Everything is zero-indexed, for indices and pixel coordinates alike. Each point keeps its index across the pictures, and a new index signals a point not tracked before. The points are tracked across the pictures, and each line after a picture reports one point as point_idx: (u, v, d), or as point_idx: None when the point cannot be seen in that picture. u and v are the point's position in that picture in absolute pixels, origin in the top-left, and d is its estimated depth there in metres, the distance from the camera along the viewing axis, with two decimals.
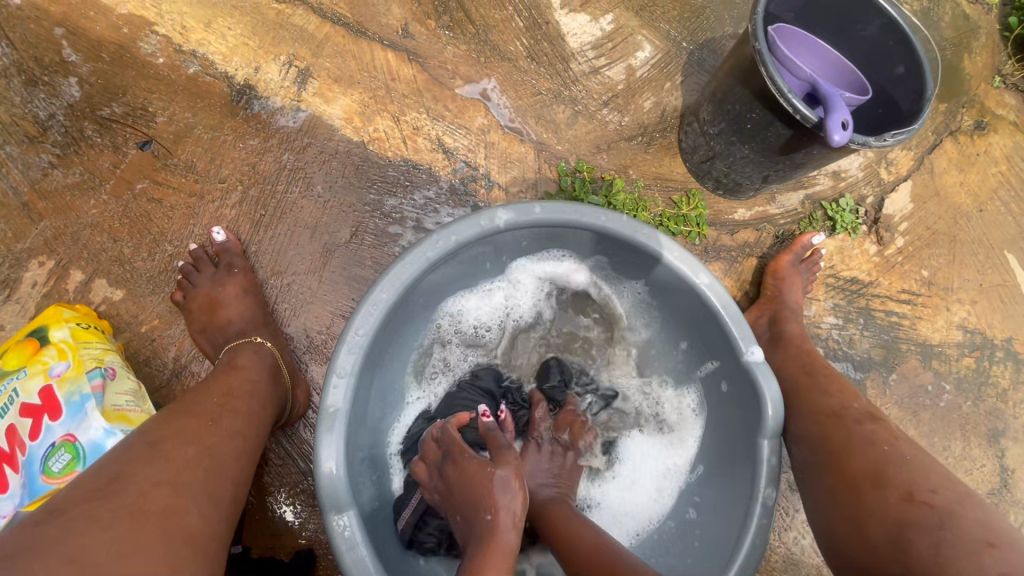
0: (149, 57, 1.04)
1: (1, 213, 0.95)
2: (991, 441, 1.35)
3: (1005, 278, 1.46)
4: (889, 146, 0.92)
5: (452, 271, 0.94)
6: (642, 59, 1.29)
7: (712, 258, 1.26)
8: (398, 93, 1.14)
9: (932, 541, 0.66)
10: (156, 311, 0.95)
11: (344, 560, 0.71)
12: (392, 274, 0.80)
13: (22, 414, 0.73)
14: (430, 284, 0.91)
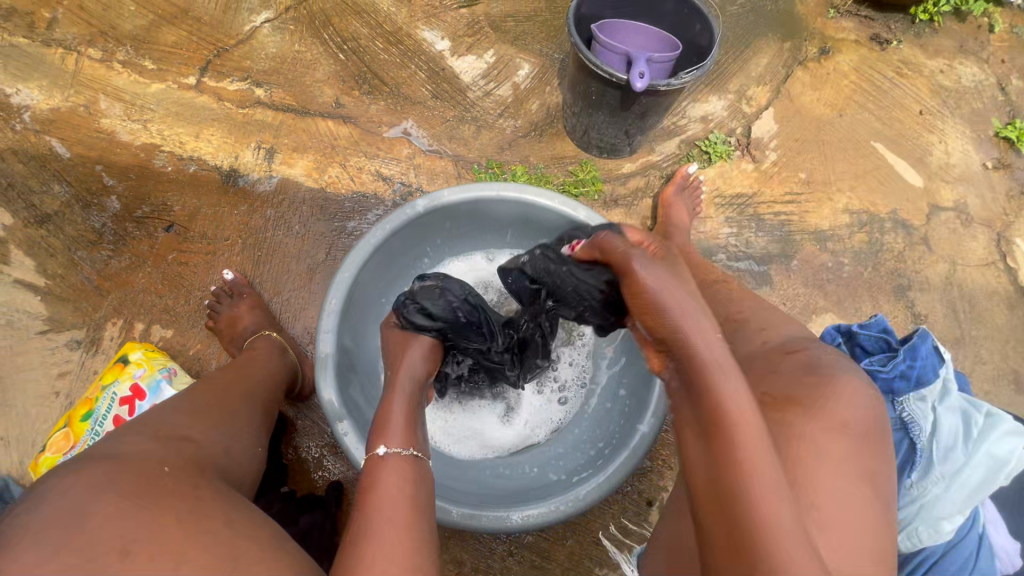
0: (162, 168, 1.45)
1: (81, 296, 1.32)
2: (898, 295, 1.58)
3: (878, 163, 1.71)
4: (687, 82, 1.22)
5: (400, 255, 1.27)
6: (523, 75, 1.65)
7: (612, 207, 1.57)
8: (341, 147, 1.52)
9: (732, 336, 0.94)
10: (199, 337, 1.31)
11: (351, 453, 1.01)
12: (348, 261, 1.13)
13: (120, 405, 1.08)
14: (384, 267, 1.24)
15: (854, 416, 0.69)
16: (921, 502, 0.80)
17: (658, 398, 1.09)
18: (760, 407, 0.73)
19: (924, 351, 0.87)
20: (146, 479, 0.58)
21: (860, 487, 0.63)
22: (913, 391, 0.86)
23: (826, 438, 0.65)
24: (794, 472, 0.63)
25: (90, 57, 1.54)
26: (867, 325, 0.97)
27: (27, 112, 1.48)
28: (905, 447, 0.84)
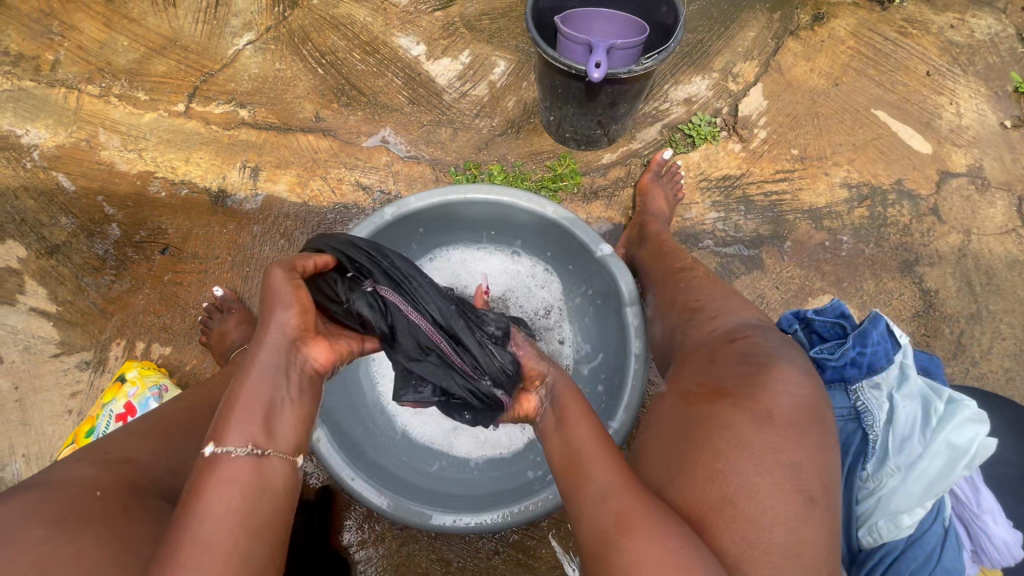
0: (156, 194, 1.53)
1: (88, 320, 1.42)
2: (905, 271, 1.48)
3: (880, 131, 1.60)
4: (647, 67, 1.19)
5: None
6: (499, 73, 1.63)
7: (592, 199, 1.55)
8: (322, 160, 1.56)
9: (684, 328, 0.91)
10: (194, 352, 1.40)
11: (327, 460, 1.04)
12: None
13: (115, 422, 1.15)
14: None
15: (782, 404, 0.65)
16: (877, 495, 0.79)
17: (631, 393, 1.08)
18: (692, 402, 0.71)
19: (874, 336, 0.85)
20: (75, 508, 0.62)
21: (784, 479, 0.60)
22: (866, 378, 0.85)
23: (749, 429, 0.63)
24: (712, 467, 0.62)
25: (89, 93, 1.60)
26: (822, 311, 0.94)
27: (36, 150, 1.56)
28: (859, 437, 0.84)
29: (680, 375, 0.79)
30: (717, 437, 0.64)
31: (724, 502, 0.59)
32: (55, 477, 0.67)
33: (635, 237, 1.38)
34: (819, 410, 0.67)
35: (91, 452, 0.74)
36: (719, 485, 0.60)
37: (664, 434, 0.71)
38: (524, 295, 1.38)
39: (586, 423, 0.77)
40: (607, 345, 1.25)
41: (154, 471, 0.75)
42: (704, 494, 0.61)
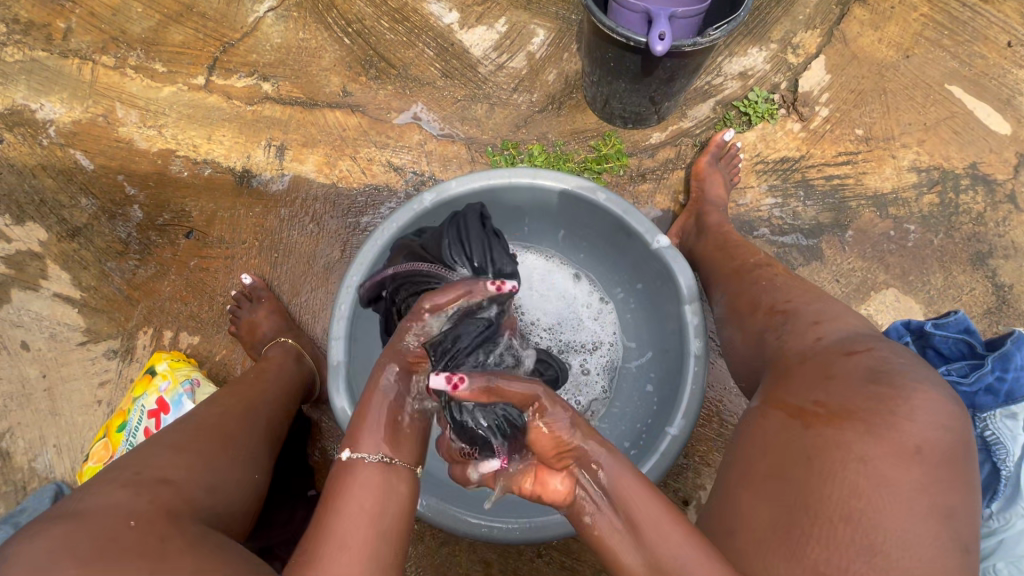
0: (178, 173, 1.45)
1: (114, 307, 1.37)
2: (977, 264, 1.38)
3: (954, 109, 1.46)
4: (715, 39, 1.07)
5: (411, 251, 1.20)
6: (538, 43, 1.50)
7: (640, 181, 1.45)
8: (350, 138, 1.47)
9: (778, 335, 0.83)
10: (223, 342, 1.35)
11: None
12: (358, 261, 1.06)
13: (148, 417, 1.11)
14: None
15: (933, 436, 0.58)
16: (1001, 537, 0.75)
17: (690, 396, 1.01)
18: (811, 424, 0.64)
19: (1019, 361, 0.77)
20: (109, 539, 0.56)
21: (941, 527, 0.55)
22: (1001, 407, 0.79)
23: (894, 467, 0.57)
24: (850, 506, 0.57)
25: (103, 65, 1.51)
26: (943, 324, 0.86)
27: (52, 126, 1.48)
28: (986, 471, 0.79)
29: (786, 386, 0.72)
30: (853, 473, 0.58)
31: (871, 552, 0.54)
32: (85, 504, 0.61)
33: (693, 229, 1.28)
34: (966, 442, 0.60)
35: (128, 469, 0.69)
36: (863, 531, 0.56)
37: (779, 462, 0.65)
38: (573, 322, 1.29)
39: (651, 502, 0.67)
40: (656, 342, 1.19)
41: (193, 490, 0.70)
42: (840, 539, 0.56)
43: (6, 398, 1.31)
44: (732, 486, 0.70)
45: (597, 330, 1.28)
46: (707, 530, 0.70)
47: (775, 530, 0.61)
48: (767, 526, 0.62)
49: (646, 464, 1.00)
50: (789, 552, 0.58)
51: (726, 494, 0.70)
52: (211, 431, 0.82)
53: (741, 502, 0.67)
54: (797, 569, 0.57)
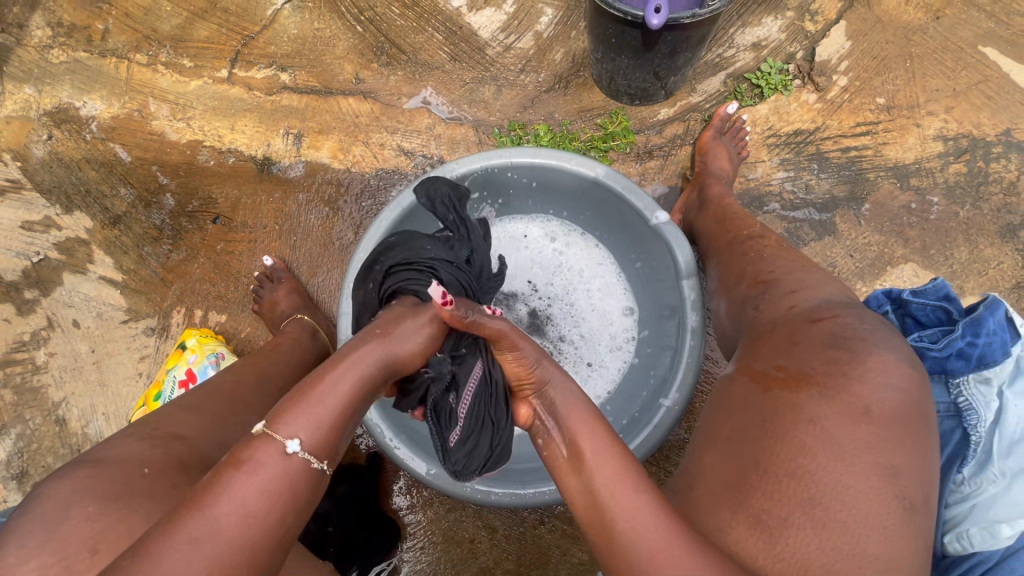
0: (206, 163, 1.54)
1: (151, 288, 1.49)
2: (1006, 237, 1.32)
3: (988, 72, 1.38)
4: (716, 8, 1.05)
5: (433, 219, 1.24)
6: (545, 22, 1.50)
7: (646, 158, 1.44)
8: (363, 124, 1.52)
9: (755, 304, 0.84)
10: (249, 320, 1.47)
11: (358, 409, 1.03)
12: (366, 237, 1.10)
13: (179, 387, 1.22)
14: None
15: (881, 399, 0.61)
16: (973, 502, 0.73)
17: (685, 368, 1.02)
18: (768, 388, 0.67)
19: (990, 325, 0.76)
20: (126, 485, 0.68)
21: (886, 484, 0.56)
22: (973, 372, 0.77)
23: (841, 425, 0.59)
24: (796, 463, 0.59)
25: (138, 63, 1.61)
26: (920, 292, 0.85)
27: (94, 122, 1.59)
28: (957, 438, 0.77)
29: (754, 354, 0.74)
30: (803, 432, 0.60)
31: (810, 505, 0.56)
32: (107, 454, 0.73)
33: (696, 201, 1.27)
34: (921, 405, 0.62)
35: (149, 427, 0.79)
36: (805, 486, 0.57)
37: (738, 423, 0.67)
38: (591, 323, 1.28)
39: (597, 435, 0.69)
40: (654, 320, 1.21)
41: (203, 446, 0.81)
42: (783, 492, 0.58)
43: (61, 371, 1.45)
44: (695, 447, 0.72)
45: (607, 343, 1.27)
46: (669, 488, 0.71)
47: (726, 484, 0.62)
48: (721, 481, 0.63)
49: (640, 437, 1.02)
50: (733, 503, 0.60)
51: (689, 454, 0.72)
52: (226, 396, 0.92)
53: (701, 461, 0.68)
54: (739, 516, 0.59)
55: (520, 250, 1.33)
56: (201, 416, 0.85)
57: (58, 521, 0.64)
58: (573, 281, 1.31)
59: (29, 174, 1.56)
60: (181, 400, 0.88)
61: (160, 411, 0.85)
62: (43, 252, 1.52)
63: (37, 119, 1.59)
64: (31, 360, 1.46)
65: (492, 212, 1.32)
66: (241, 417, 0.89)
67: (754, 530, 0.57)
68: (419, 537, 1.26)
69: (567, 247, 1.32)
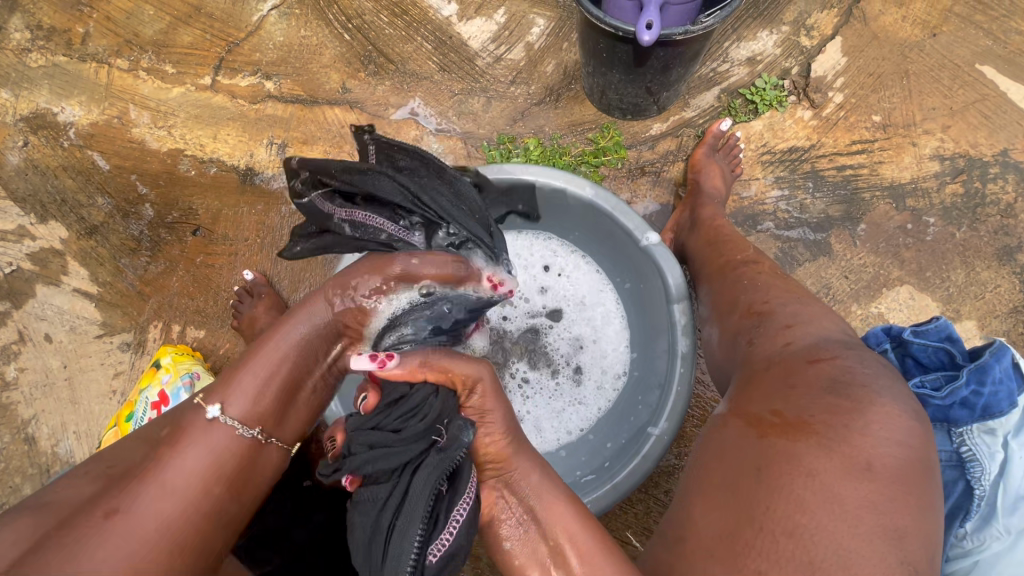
0: (187, 172, 1.50)
1: (128, 302, 1.44)
2: (1003, 260, 1.30)
3: (985, 91, 1.35)
4: (708, 25, 1.02)
5: None
6: (537, 33, 1.47)
7: (638, 174, 1.41)
8: (349, 135, 1.48)
9: (750, 339, 0.80)
10: (228, 336, 1.42)
11: None
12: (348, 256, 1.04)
13: (151, 408, 1.18)
14: None
15: (884, 454, 0.58)
16: (975, 558, 0.72)
17: (676, 397, 0.98)
18: (765, 434, 0.64)
19: (996, 373, 0.73)
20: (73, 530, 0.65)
21: (891, 549, 0.53)
22: (978, 422, 0.74)
23: (842, 482, 0.56)
24: (795, 521, 0.56)
25: (118, 68, 1.56)
26: (923, 331, 0.82)
27: (72, 128, 1.54)
28: (960, 489, 0.74)
29: (747, 395, 0.71)
30: (802, 487, 0.57)
31: (810, 569, 0.53)
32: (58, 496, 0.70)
33: (687, 222, 1.24)
34: (925, 460, 0.59)
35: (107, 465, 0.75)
36: (805, 547, 0.54)
37: (732, 471, 0.64)
38: (579, 345, 1.25)
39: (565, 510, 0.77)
40: (644, 343, 1.18)
41: None
42: (781, 553, 0.55)
43: (32, 387, 1.40)
44: (688, 492, 0.69)
45: (597, 366, 1.23)
46: (661, 540, 0.69)
47: (720, 541, 0.60)
48: (715, 537, 0.60)
49: (628, 468, 0.98)
50: (727, 562, 0.57)
51: (682, 500, 0.69)
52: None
53: (695, 511, 0.65)
54: None
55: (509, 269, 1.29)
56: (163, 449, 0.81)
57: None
58: (563, 301, 1.27)
59: (3, 182, 1.51)
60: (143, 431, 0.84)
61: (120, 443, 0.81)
62: (16, 262, 1.47)
63: (13, 124, 1.54)
64: (1, 375, 1.41)
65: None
66: None
67: None
68: None
69: (556, 267, 1.29)
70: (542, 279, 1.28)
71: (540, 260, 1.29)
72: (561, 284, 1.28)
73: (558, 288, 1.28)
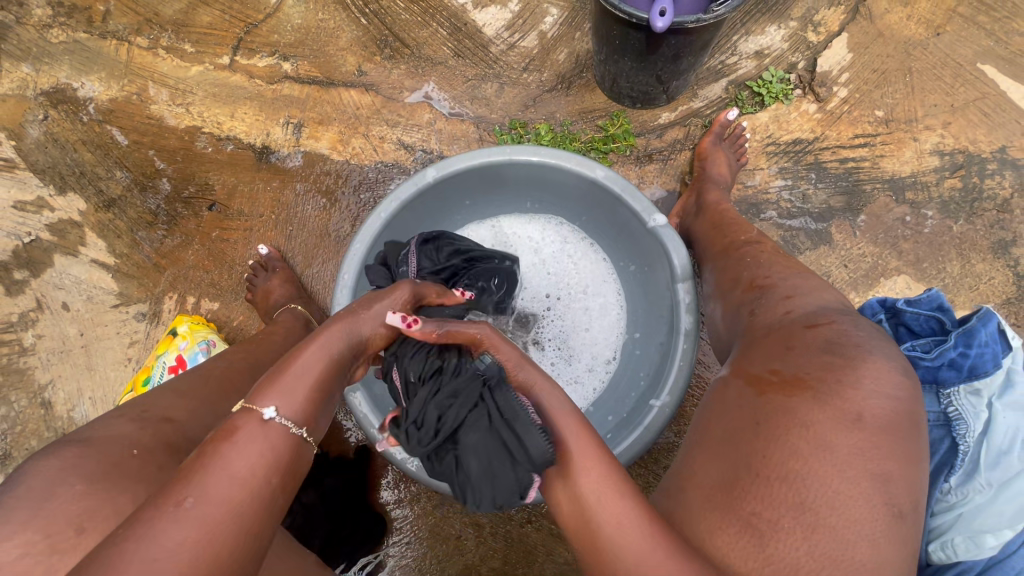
0: (204, 149, 1.53)
1: (144, 273, 1.47)
2: (999, 253, 1.33)
3: (986, 90, 1.39)
4: (720, 14, 1.05)
5: (429, 213, 1.22)
6: (550, 23, 1.50)
7: (645, 161, 1.44)
8: (364, 116, 1.51)
9: (752, 309, 0.84)
10: (241, 309, 1.46)
11: (351, 400, 1.01)
12: (363, 230, 1.08)
13: (168, 373, 1.22)
14: (407, 227, 1.20)
15: (874, 406, 0.61)
16: (959, 512, 0.74)
17: (677, 370, 1.02)
18: (764, 392, 0.67)
19: (982, 336, 0.78)
20: (112, 464, 0.70)
21: (874, 492, 0.57)
22: (965, 382, 0.79)
23: (835, 431, 0.60)
24: (788, 467, 0.60)
25: (138, 46, 1.60)
26: (915, 301, 0.87)
27: (91, 103, 1.57)
28: (946, 446, 0.78)
29: (746, 359, 0.75)
30: (796, 437, 0.61)
31: (800, 509, 0.58)
32: (95, 434, 0.75)
33: (693, 206, 1.27)
34: (913, 415, 0.63)
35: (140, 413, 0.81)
36: (797, 490, 0.58)
37: (733, 426, 0.68)
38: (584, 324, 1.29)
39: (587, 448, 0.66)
40: (647, 322, 1.22)
41: (192, 431, 0.82)
42: (774, 496, 0.59)
43: (49, 354, 1.44)
44: (689, 449, 0.73)
45: (602, 345, 1.27)
46: (660, 492, 0.72)
47: (719, 487, 0.64)
48: (714, 485, 0.64)
49: (629, 438, 1.01)
50: (724, 507, 0.61)
51: (682, 454, 0.73)
52: (218, 382, 0.93)
53: (694, 463, 0.69)
54: (732, 517, 0.60)
55: (516, 248, 1.33)
56: (189, 401, 0.87)
57: (44, 498, 0.65)
58: (568, 282, 1.31)
59: (23, 154, 1.54)
60: (170, 385, 0.90)
61: (149, 396, 0.86)
62: (35, 233, 1.50)
63: (34, 99, 1.57)
64: (19, 341, 1.44)
65: (488, 208, 1.32)
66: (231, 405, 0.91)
67: (744, 532, 0.58)
68: (405, 532, 1.25)
69: (563, 248, 1.33)
70: (548, 260, 1.32)
71: (547, 241, 1.33)
72: (567, 265, 1.32)
73: (563, 269, 1.32)
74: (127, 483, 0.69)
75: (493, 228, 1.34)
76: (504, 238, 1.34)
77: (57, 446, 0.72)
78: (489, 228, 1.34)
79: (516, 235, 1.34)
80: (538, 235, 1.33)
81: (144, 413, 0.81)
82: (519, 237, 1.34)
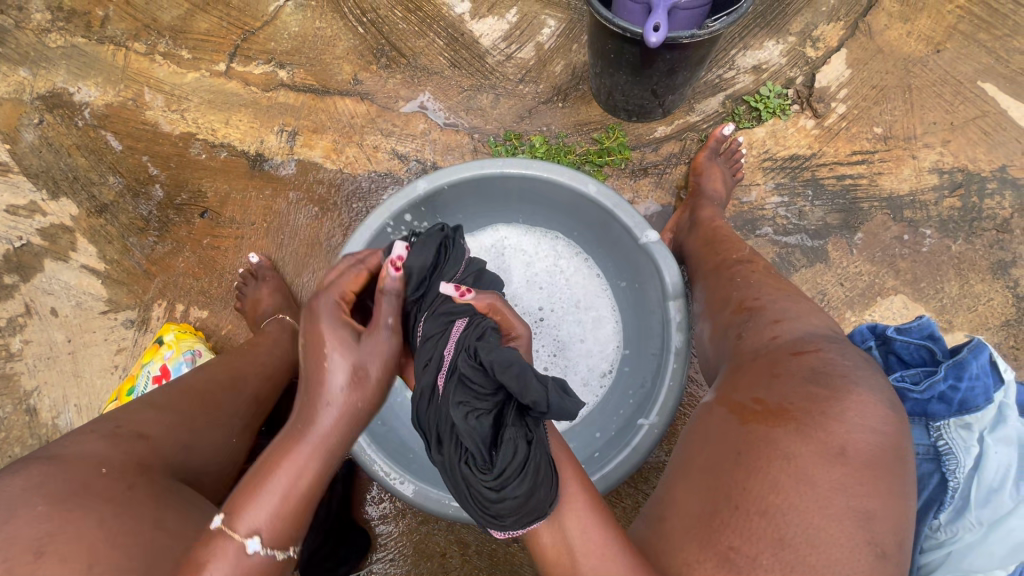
0: (197, 156, 1.53)
1: (133, 280, 1.46)
2: (998, 273, 1.31)
3: (986, 108, 1.38)
4: (715, 30, 1.04)
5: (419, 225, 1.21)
6: (547, 34, 1.50)
7: (640, 175, 1.43)
8: (358, 125, 1.51)
9: (740, 332, 0.82)
10: (230, 317, 1.45)
11: None
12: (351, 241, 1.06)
13: (153, 382, 1.20)
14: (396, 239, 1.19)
15: (858, 439, 0.60)
16: (949, 549, 0.73)
17: (665, 392, 1.00)
18: (747, 421, 0.65)
19: (973, 368, 0.75)
20: (81, 483, 0.69)
21: (856, 530, 0.55)
22: (955, 416, 0.77)
23: (817, 465, 0.58)
24: (768, 501, 0.58)
25: (135, 52, 1.59)
26: (905, 329, 0.84)
27: (87, 108, 1.57)
28: (935, 482, 0.76)
29: (732, 384, 0.73)
30: (777, 470, 0.59)
31: (780, 545, 0.55)
32: (67, 450, 0.74)
33: (687, 222, 1.26)
34: (898, 448, 0.61)
35: (115, 428, 0.80)
36: (776, 525, 0.56)
37: (715, 455, 0.66)
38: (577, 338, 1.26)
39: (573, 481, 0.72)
40: (639, 339, 1.20)
41: (167, 447, 0.81)
42: (753, 531, 0.57)
43: (36, 360, 1.43)
44: (671, 476, 0.71)
45: (593, 361, 1.25)
46: (642, 521, 0.71)
47: (699, 519, 0.62)
48: (695, 515, 0.63)
49: (617, 458, 0.99)
50: (702, 540, 0.60)
51: (664, 482, 0.71)
52: (198, 396, 0.92)
53: (676, 493, 0.68)
54: (708, 553, 0.58)
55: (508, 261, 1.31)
56: (166, 414, 0.86)
57: (4, 520, 0.62)
58: (561, 296, 1.29)
59: (17, 158, 1.54)
60: (149, 399, 0.89)
61: (127, 409, 0.85)
62: (26, 237, 1.49)
63: (30, 103, 1.57)
64: (6, 346, 1.44)
65: (481, 221, 1.31)
66: (210, 419, 0.90)
67: (720, 566, 0.57)
68: (389, 548, 1.24)
69: (555, 262, 1.31)
70: (540, 273, 1.30)
71: (539, 254, 1.31)
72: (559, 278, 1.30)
73: (555, 282, 1.30)
74: (95, 503, 0.68)
75: (485, 241, 1.32)
76: (496, 250, 1.32)
77: (27, 462, 0.71)
78: (481, 240, 1.32)
79: (508, 248, 1.32)
80: (530, 249, 1.32)
81: (119, 428, 0.80)
82: (511, 250, 1.32)
